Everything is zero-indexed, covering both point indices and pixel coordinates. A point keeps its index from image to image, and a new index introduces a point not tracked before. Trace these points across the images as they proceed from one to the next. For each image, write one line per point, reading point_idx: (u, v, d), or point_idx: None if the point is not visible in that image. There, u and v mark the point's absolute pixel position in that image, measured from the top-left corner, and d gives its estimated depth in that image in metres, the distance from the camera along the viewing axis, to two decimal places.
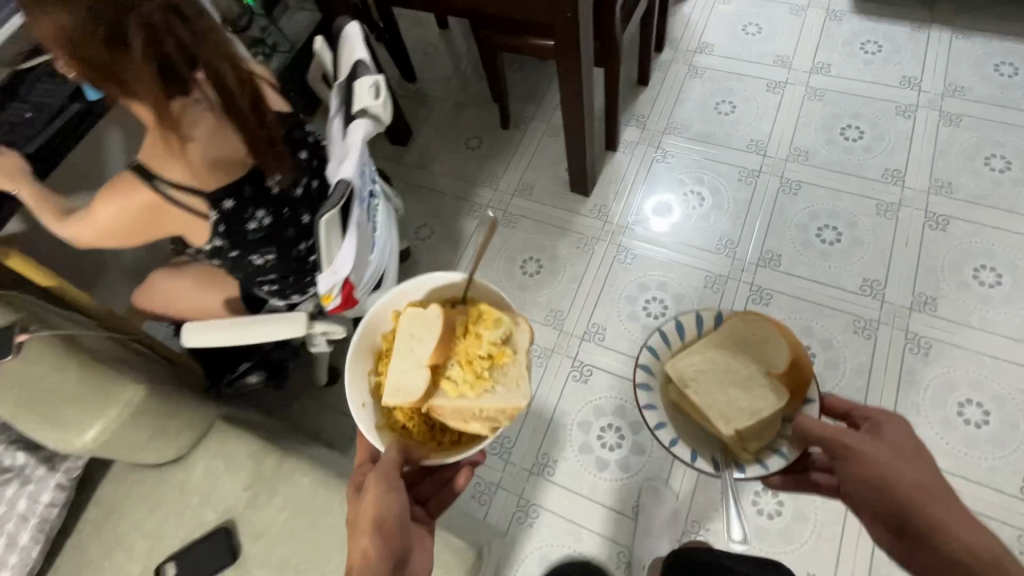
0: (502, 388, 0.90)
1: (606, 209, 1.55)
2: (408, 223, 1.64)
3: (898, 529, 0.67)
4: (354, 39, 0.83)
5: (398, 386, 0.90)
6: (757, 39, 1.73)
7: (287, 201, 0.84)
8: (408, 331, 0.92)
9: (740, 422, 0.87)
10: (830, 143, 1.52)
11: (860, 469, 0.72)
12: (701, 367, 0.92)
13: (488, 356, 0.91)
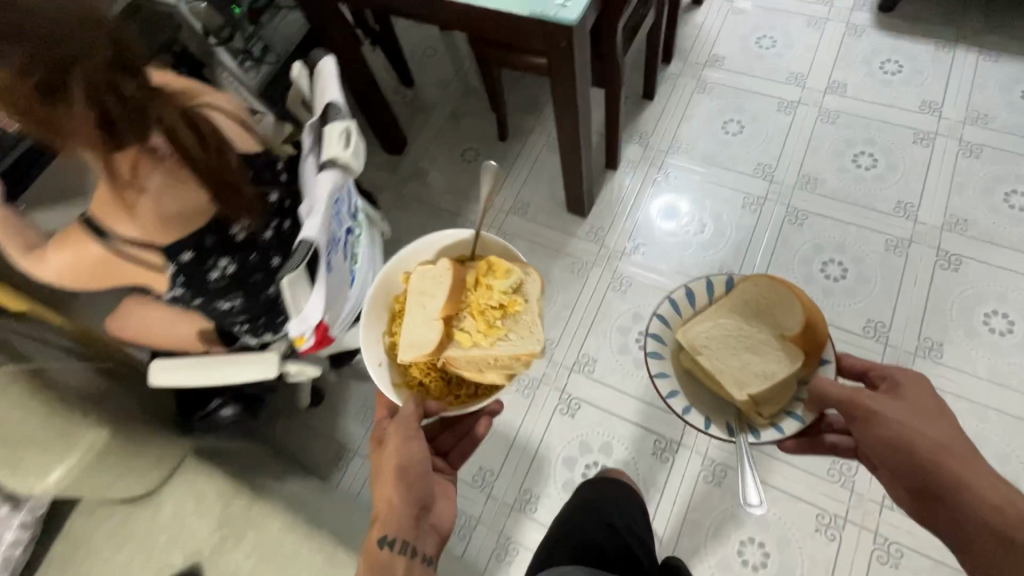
0: (510, 335, 0.96)
1: (603, 232, 1.49)
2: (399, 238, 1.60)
3: (920, 490, 0.73)
4: (330, 77, 0.79)
5: (414, 339, 0.93)
6: (770, 54, 1.64)
7: (253, 246, 0.79)
8: (417, 291, 0.98)
9: (754, 386, 0.84)
10: (841, 171, 1.45)
11: (881, 435, 0.75)
12: (709, 336, 0.89)
13: (495, 307, 0.96)
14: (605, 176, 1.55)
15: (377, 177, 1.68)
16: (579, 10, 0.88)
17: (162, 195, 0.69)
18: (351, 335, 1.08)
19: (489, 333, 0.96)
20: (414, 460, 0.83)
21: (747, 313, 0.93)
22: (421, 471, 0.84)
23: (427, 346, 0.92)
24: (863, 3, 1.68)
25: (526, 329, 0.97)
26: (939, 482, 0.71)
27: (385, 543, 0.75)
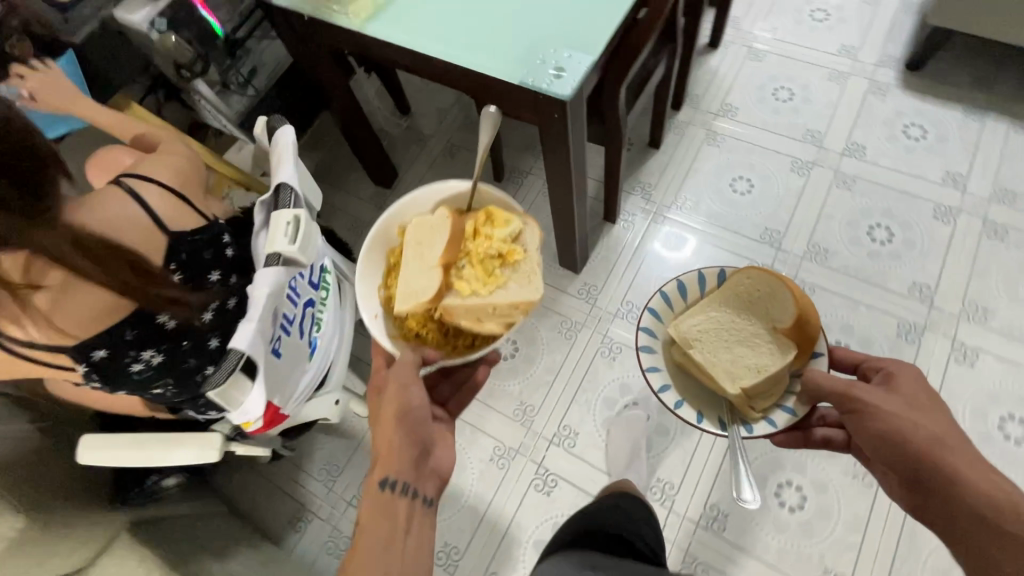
0: (511, 285, 0.89)
1: (595, 290, 1.40)
2: None
3: (912, 482, 0.67)
4: (287, 150, 0.70)
5: (410, 288, 0.88)
6: (787, 108, 1.55)
7: (189, 331, 0.74)
8: (415, 243, 0.91)
9: (748, 379, 0.86)
10: (854, 244, 1.36)
11: (872, 426, 0.70)
12: (702, 329, 0.90)
13: (492, 256, 0.90)
14: (603, 229, 1.46)
15: (364, 211, 1.60)
16: (573, 85, 0.79)
17: (59, 298, 0.65)
18: (310, 408, 0.94)
19: (487, 281, 0.89)
20: (412, 412, 0.82)
21: (740, 304, 0.93)
22: (414, 423, 0.82)
23: (426, 296, 0.86)
24: (890, 59, 1.58)
25: (524, 280, 0.90)
26: (931, 475, 0.65)
27: (386, 486, 0.78)
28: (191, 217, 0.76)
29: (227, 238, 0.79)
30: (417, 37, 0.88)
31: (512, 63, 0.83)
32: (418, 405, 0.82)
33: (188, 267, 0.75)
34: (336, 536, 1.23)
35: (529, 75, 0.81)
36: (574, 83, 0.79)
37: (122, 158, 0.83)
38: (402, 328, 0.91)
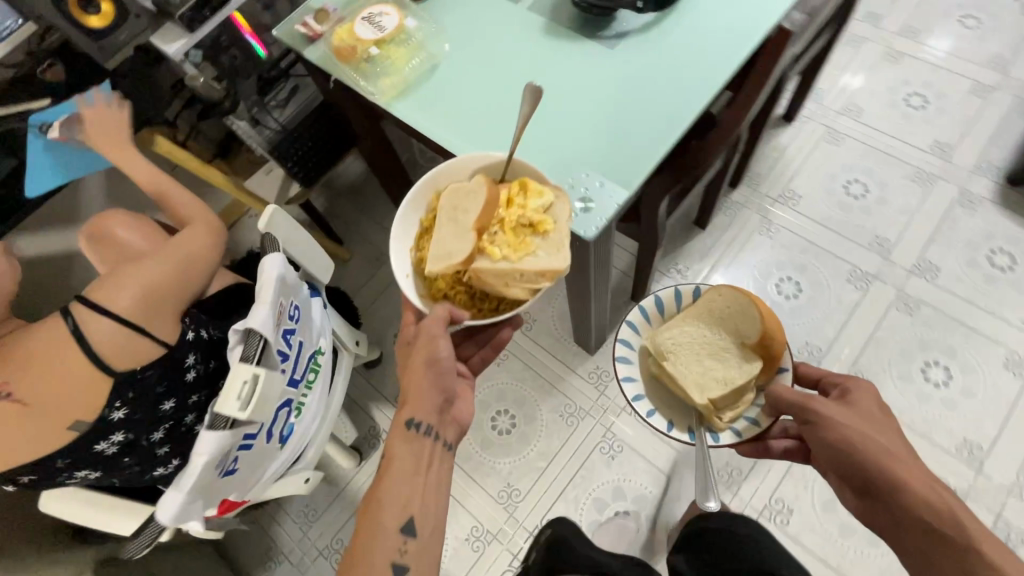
0: (541, 255, 0.69)
1: (607, 377, 1.32)
2: (388, 322, 1.46)
3: (863, 490, 0.67)
4: (269, 287, 0.66)
5: (442, 250, 0.70)
6: (857, 206, 1.39)
7: (134, 450, 0.77)
8: (449, 205, 0.73)
9: (715, 390, 0.78)
10: (903, 379, 1.22)
11: (827, 438, 0.68)
12: (684, 342, 0.82)
13: (528, 224, 0.70)
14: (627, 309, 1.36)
15: (386, 244, 1.56)
16: (602, 224, 0.71)
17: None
18: (278, 488, 0.83)
19: (519, 247, 0.70)
20: (435, 363, 0.74)
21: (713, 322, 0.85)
22: (441, 375, 0.77)
23: (456, 258, 0.69)
24: (989, 167, 1.39)
25: (553, 247, 0.69)
26: (885, 487, 0.65)
27: (412, 427, 0.76)
28: (151, 345, 0.75)
29: (190, 359, 0.80)
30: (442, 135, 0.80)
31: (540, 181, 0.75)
32: (445, 357, 0.74)
33: (140, 397, 0.75)
34: None
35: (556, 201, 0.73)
36: (602, 223, 0.71)
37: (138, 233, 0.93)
38: (435, 289, 0.75)
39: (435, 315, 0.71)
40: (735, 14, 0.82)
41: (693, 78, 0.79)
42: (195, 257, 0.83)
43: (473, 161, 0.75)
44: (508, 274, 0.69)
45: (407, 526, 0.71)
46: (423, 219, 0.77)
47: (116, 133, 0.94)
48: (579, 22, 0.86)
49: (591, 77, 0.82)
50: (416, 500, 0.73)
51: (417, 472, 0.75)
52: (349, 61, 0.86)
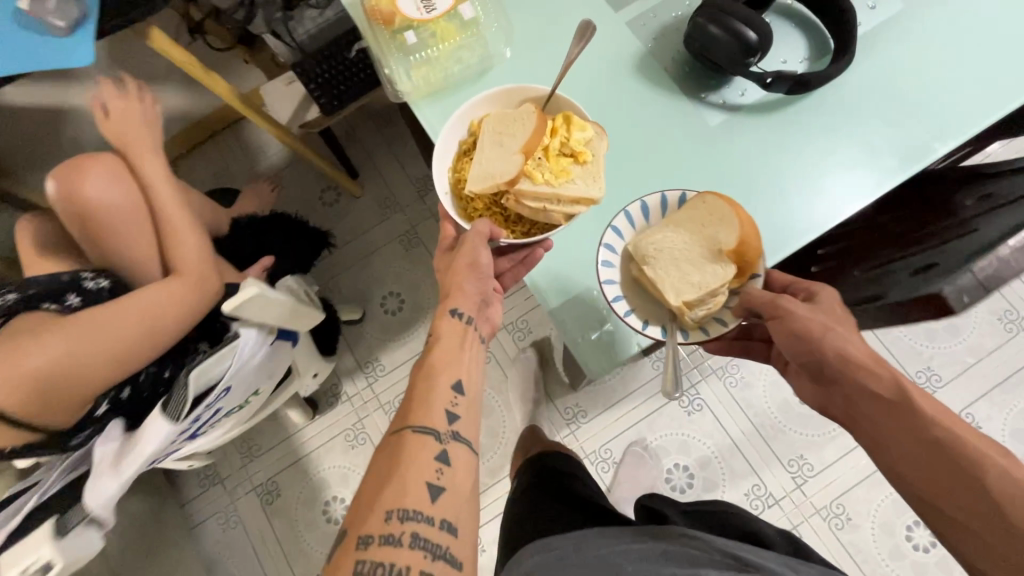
0: (583, 187, 0.60)
1: (582, 418, 1.25)
2: (380, 279, 1.36)
3: (821, 378, 0.57)
4: (131, 466, 0.61)
5: (486, 170, 0.60)
6: (922, 329, 1.21)
7: None
8: (493, 125, 0.62)
9: (696, 291, 0.58)
10: (883, 529, 1.13)
11: (783, 333, 0.57)
12: (666, 239, 0.60)
13: (572, 152, 0.61)
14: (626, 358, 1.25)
15: (402, 191, 1.40)
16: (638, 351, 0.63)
17: None
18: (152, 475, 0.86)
19: (563, 176, 0.60)
20: (472, 270, 0.63)
21: (699, 221, 0.60)
22: (483, 282, 0.65)
23: (500, 182, 0.59)
24: None
25: (595, 179, 0.60)
26: (840, 372, 0.55)
27: (455, 317, 0.65)
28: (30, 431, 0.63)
29: (83, 433, 0.69)
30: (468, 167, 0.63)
31: (552, 283, 0.65)
32: (486, 263, 0.63)
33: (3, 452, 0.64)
34: (229, 511, 1.25)
35: (573, 321, 0.65)
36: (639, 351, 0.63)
37: (122, 227, 0.76)
38: (472, 209, 0.64)
39: (477, 232, 0.61)
40: (887, 123, 0.61)
41: (796, 209, 0.61)
42: (138, 346, 0.68)
43: (514, 88, 0.64)
44: (547, 202, 0.60)
45: (457, 384, 0.63)
46: (462, 138, 0.64)
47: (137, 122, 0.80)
48: (682, 69, 0.65)
49: (671, 156, 0.64)
50: (463, 368, 0.64)
51: (458, 352, 0.64)
52: (382, 34, 0.66)
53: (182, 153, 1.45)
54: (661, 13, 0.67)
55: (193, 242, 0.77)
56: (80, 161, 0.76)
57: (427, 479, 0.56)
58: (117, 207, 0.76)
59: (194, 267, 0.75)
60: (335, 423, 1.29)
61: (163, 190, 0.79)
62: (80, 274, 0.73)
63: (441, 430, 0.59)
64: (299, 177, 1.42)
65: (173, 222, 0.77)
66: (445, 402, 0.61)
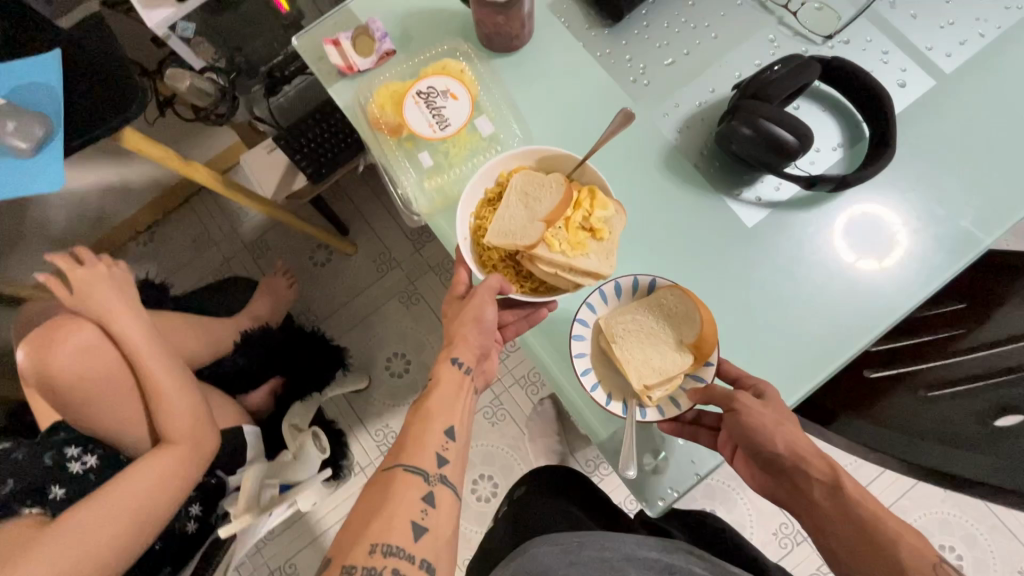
0: (596, 262, 0.57)
1: (605, 468, 1.21)
2: (382, 340, 1.26)
3: (767, 464, 0.54)
4: None
5: (506, 227, 0.58)
6: None
7: None
8: (522, 182, 0.59)
9: (652, 376, 0.56)
10: None
11: (744, 426, 0.53)
12: (631, 320, 0.58)
13: (592, 226, 0.57)
14: None
15: (396, 246, 1.30)
16: (695, 480, 0.59)
17: None
18: None
19: (580, 248, 0.57)
20: (477, 326, 0.59)
21: (668, 309, 0.57)
22: (488, 333, 0.61)
23: (518, 243, 0.57)
24: None
25: (609, 257, 0.58)
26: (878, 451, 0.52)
27: (456, 364, 0.61)
28: None
29: None
30: (480, 220, 0.60)
31: (563, 369, 0.62)
32: (491, 320, 0.60)
33: None
34: None
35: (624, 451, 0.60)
36: (696, 480, 0.59)
37: (106, 388, 0.70)
38: (485, 256, 0.60)
39: (487, 285, 0.58)
40: (916, 204, 0.60)
41: (844, 312, 0.58)
42: (137, 539, 0.64)
43: (546, 151, 0.59)
44: (560, 268, 0.56)
45: (450, 429, 0.59)
46: (489, 187, 0.61)
47: (108, 293, 0.74)
48: (712, 164, 0.62)
49: (704, 250, 0.61)
50: (457, 415, 0.60)
51: (455, 402, 0.60)
52: (388, 143, 0.63)
53: (157, 220, 1.32)
54: (685, 102, 0.64)
55: (184, 405, 0.72)
56: (52, 329, 0.70)
57: (410, 519, 0.53)
58: (94, 377, 0.69)
59: (188, 437, 0.71)
60: (347, 495, 1.23)
61: (144, 349, 0.72)
62: (62, 452, 0.71)
63: (430, 472, 0.56)
64: (284, 240, 1.31)
65: (157, 385, 0.71)
66: (435, 446, 0.57)
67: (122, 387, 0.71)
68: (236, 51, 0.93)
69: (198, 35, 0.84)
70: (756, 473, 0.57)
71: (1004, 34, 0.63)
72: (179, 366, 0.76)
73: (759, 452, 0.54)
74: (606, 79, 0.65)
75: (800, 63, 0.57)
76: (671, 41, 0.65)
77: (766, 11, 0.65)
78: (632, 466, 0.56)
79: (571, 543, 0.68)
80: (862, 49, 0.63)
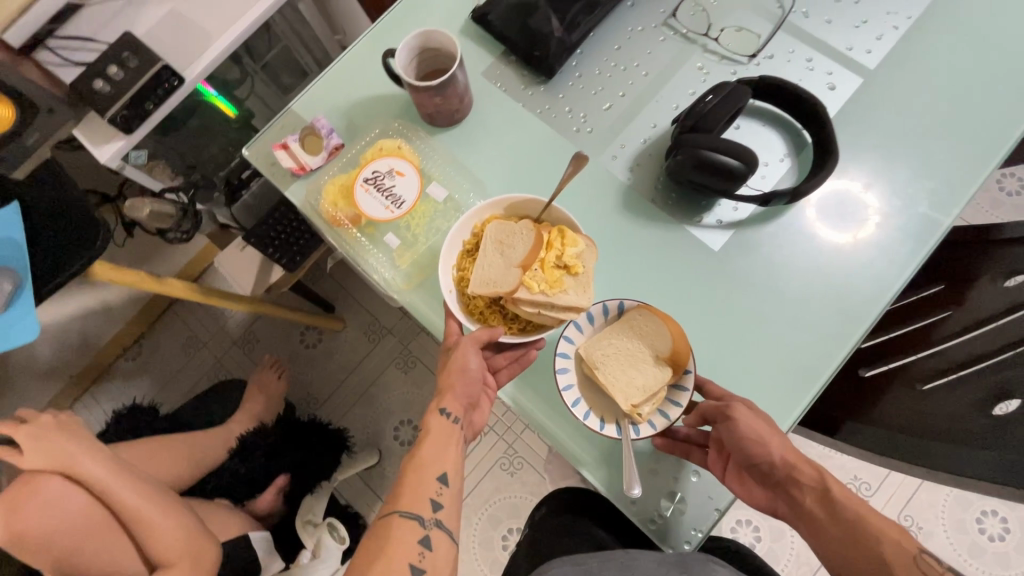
0: (576, 297, 0.53)
1: None
2: (386, 410, 1.22)
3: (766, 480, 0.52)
4: None
5: (485, 276, 0.55)
6: None
7: None
8: (495, 231, 0.57)
9: (634, 395, 0.53)
10: (969, 548, 1.05)
11: (742, 442, 0.52)
12: (612, 344, 0.55)
13: (566, 263, 0.54)
14: None
15: (384, 312, 1.29)
16: (717, 516, 0.57)
17: None
18: None
19: (558, 286, 0.54)
20: (464, 377, 0.57)
21: (643, 327, 0.55)
22: (475, 383, 0.59)
23: (498, 290, 0.54)
24: None
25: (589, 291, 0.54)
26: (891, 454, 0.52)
27: (445, 415, 0.59)
28: None
29: None
30: (454, 270, 0.58)
31: (561, 422, 0.61)
32: (477, 369, 0.58)
33: None
34: None
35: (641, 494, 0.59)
36: (718, 516, 0.57)
37: (91, 529, 0.70)
38: (472, 305, 0.58)
39: (474, 337, 0.56)
40: (869, 191, 0.61)
41: (826, 313, 0.58)
42: None
43: (510, 199, 0.58)
44: (541, 307, 0.53)
45: (442, 475, 0.57)
46: (465, 239, 0.59)
47: (76, 436, 0.71)
48: (670, 196, 0.63)
49: (673, 273, 0.61)
50: (449, 459, 0.58)
51: (447, 451, 0.58)
52: (349, 232, 0.64)
53: (144, 332, 1.32)
54: (630, 141, 0.66)
55: (170, 528, 0.72)
56: (13, 492, 0.67)
57: (407, 563, 0.51)
58: (69, 530, 0.68)
59: (185, 557, 0.71)
60: None
61: (116, 485, 0.71)
62: None
63: (425, 516, 0.54)
64: (270, 328, 1.30)
65: (143, 515, 0.71)
66: (429, 491, 0.55)
67: (104, 526, 0.71)
68: (192, 168, 0.99)
69: (150, 157, 0.90)
70: (757, 493, 0.53)
71: (915, 23, 0.66)
72: (150, 490, 0.75)
73: (754, 466, 0.52)
74: (549, 129, 0.67)
75: (730, 89, 0.59)
76: (606, 86, 0.68)
77: (690, 41, 0.67)
78: (636, 487, 0.54)
79: (591, 562, 0.60)
80: (787, 60, 0.66)
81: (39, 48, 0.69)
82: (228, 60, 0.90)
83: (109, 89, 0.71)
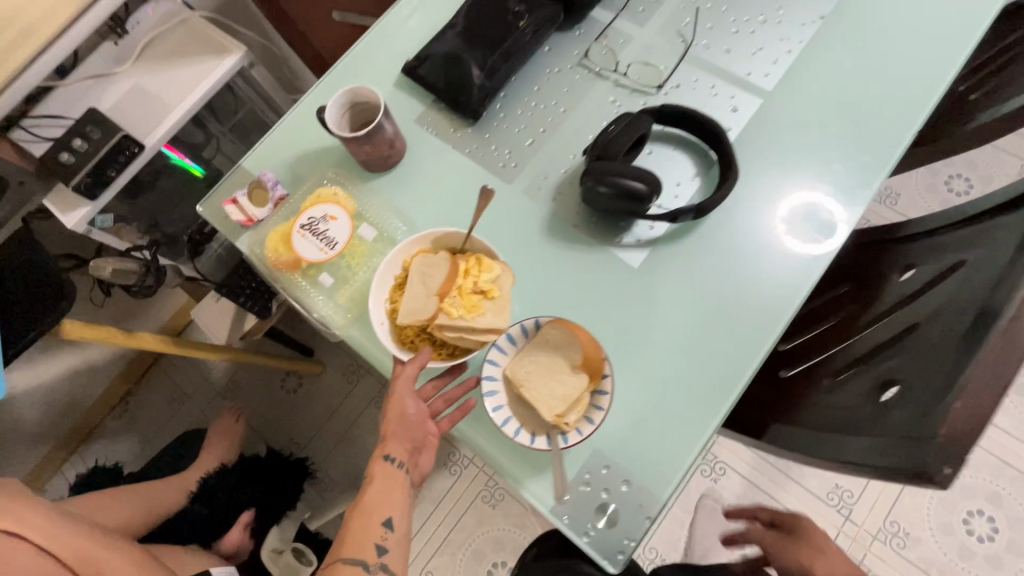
0: (494, 320, 0.57)
1: None
2: (365, 450, 1.23)
3: None
4: None
5: (410, 306, 0.59)
6: None
7: None
8: (420, 264, 0.60)
9: (555, 404, 0.56)
10: (960, 551, 1.03)
11: None
12: (533, 361, 0.58)
13: (483, 288, 0.58)
14: None
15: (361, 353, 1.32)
16: (649, 524, 0.57)
17: None
18: None
19: (476, 310, 0.57)
20: (404, 421, 0.60)
21: (559, 341, 0.58)
22: (418, 425, 0.61)
23: (420, 318, 0.57)
24: None
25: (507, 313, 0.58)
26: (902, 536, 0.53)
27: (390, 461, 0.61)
28: None
29: None
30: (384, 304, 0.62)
31: (497, 445, 0.61)
32: (416, 413, 0.60)
33: None
34: None
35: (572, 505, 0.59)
36: (650, 524, 0.57)
37: None
38: (403, 334, 0.61)
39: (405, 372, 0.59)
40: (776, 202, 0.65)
41: (743, 320, 0.61)
42: None
43: (432, 234, 0.62)
44: (463, 332, 0.57)
45: (388, 519, 0.59)
46: (396, 274, 0.62)
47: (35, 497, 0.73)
48: (591, 220, 0.67)
49: (599, 294, 0.64)
50: (396, 503, 0.60)
51: (392, 497, 0.60)
52: (293, 277, 0.68)
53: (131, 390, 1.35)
54: (553, 172, 0.70)
55: None
56: None
57: None
58: None
59: None
60: None
61: (75, 543, 0.72)
62: None
63: (370, 562, 0.57)
64: (252, 377, 1.33)
65: (102, 566, 0.73)
66: (374, 537, 0.58)
67: None
68: (155, 226, 1.03)
69: (117, 221, 0.97)
70: None
71: (808, 45, 0.71)
72: (111, 546, 0.76)
73: None
74: (478, 167, 0.72)
75: (630, 119, 0.64)
76: (528, 123, 0.73)
77: (602, 78, 0.73)
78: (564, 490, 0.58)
79: None
80: (692, 88, 0.71)
81: (14, 127, 0.79)
82: (191, 124, 0.97)
83: (74, 160, 0.78)
